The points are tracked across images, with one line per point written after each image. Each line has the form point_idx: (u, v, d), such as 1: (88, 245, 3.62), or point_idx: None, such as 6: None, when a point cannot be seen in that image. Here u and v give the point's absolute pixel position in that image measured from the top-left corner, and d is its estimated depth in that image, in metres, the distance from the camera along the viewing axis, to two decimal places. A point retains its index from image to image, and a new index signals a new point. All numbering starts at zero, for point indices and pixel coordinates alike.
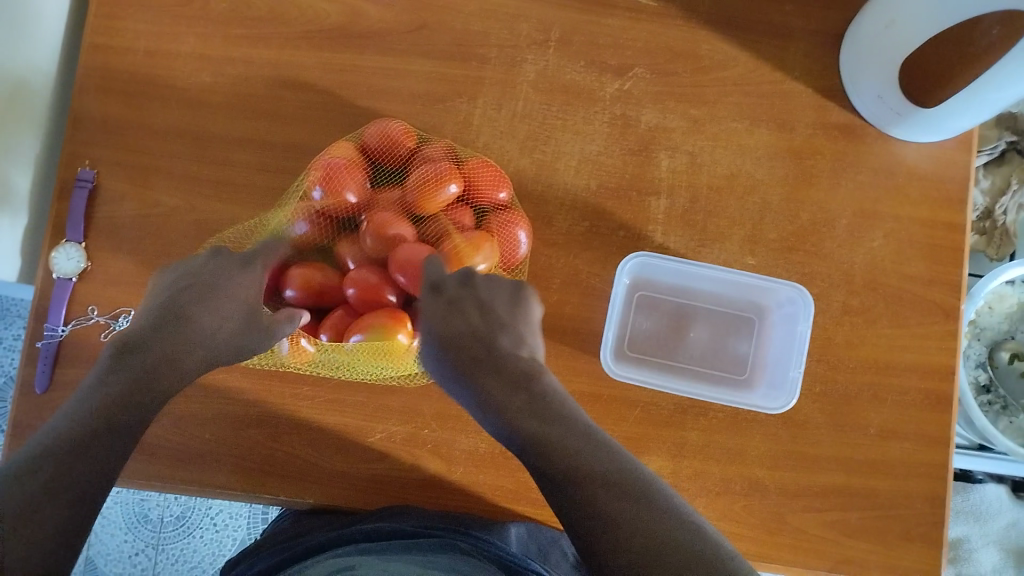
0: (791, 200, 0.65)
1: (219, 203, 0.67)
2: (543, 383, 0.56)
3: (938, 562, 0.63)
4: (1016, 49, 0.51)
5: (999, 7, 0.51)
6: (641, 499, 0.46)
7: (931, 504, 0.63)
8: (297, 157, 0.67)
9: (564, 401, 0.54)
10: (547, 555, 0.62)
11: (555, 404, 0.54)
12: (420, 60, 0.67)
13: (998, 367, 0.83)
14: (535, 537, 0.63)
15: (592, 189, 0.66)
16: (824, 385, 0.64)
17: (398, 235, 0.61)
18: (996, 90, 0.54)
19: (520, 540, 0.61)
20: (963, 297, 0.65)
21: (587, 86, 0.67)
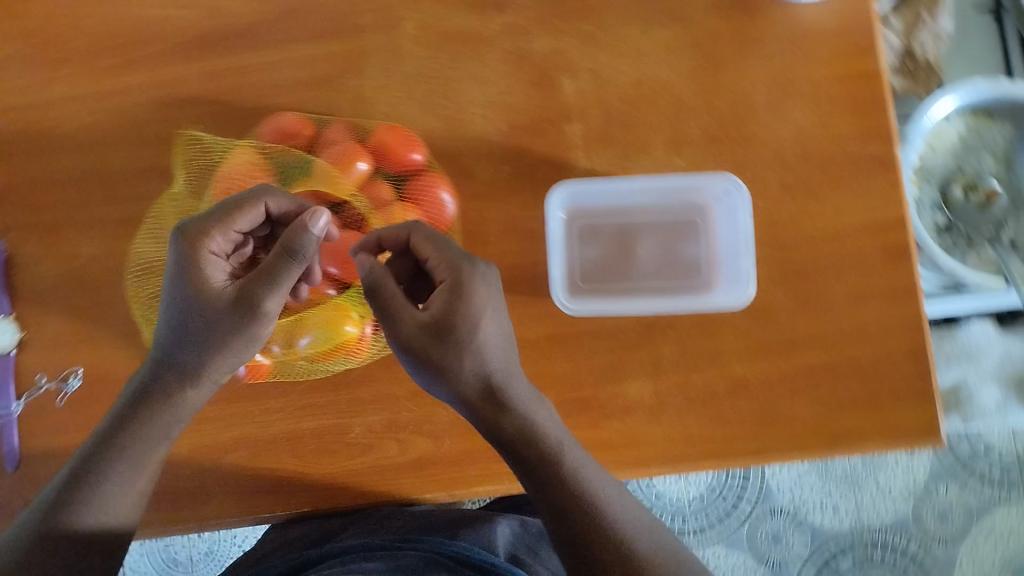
0: (702, 91, 0.64)
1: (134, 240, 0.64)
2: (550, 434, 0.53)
3: (935, 412, 0.62)
4: None
5: None
6: (614, 528, 0.52)
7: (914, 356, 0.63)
8: None
9: (567, 457, 0.53)
10: (535, 551, 0.73)
11: (564, 465, 0.53)
12: (298, 45, 0.65)
13: (955, 205, 0.82)
14: (524, 534, 0.74)
15: (503, 131, 0.64)
16: (781, 267, 0.63)
17: None
18: None
19: (509, 537, 0.72)
20: (897, 143, 0.63)
21: (472, 28, 0.65)
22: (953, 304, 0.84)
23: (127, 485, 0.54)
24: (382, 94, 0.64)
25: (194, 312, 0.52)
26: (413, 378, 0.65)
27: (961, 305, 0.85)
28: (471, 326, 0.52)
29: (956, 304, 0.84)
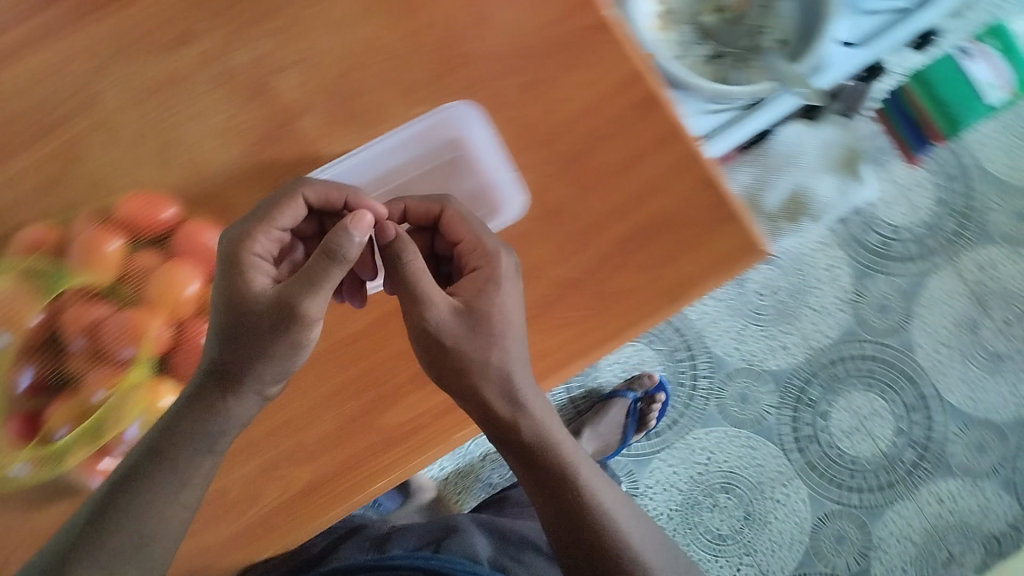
0: (407, 36, 0.64)
1: None
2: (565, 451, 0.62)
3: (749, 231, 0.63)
4: None
5: None
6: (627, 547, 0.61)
7: (703, 187, 0.63)
8: None
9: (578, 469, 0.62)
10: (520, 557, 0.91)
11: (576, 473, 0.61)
12: (12, 160, 0.63)
13: (712, 30, 0.86)
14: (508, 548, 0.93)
15: (242, 153, 0.64)
16: (549, 164, 0.64)
17: (95, 318, 0.58)
18: None
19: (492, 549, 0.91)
20: (600, 4, 0.64)
21: (168, 71, 0.64)
22: (746, 129, 0.86)
23: (161, 510, 0.56)
24: (117, 170, 0.63)
25: (244, 314, 0.54)
26: (268, 416, 0.64)
27: (749, 128, 0.87)
28: (496, 312, 0.59)
29: (747, 127, 0.87)
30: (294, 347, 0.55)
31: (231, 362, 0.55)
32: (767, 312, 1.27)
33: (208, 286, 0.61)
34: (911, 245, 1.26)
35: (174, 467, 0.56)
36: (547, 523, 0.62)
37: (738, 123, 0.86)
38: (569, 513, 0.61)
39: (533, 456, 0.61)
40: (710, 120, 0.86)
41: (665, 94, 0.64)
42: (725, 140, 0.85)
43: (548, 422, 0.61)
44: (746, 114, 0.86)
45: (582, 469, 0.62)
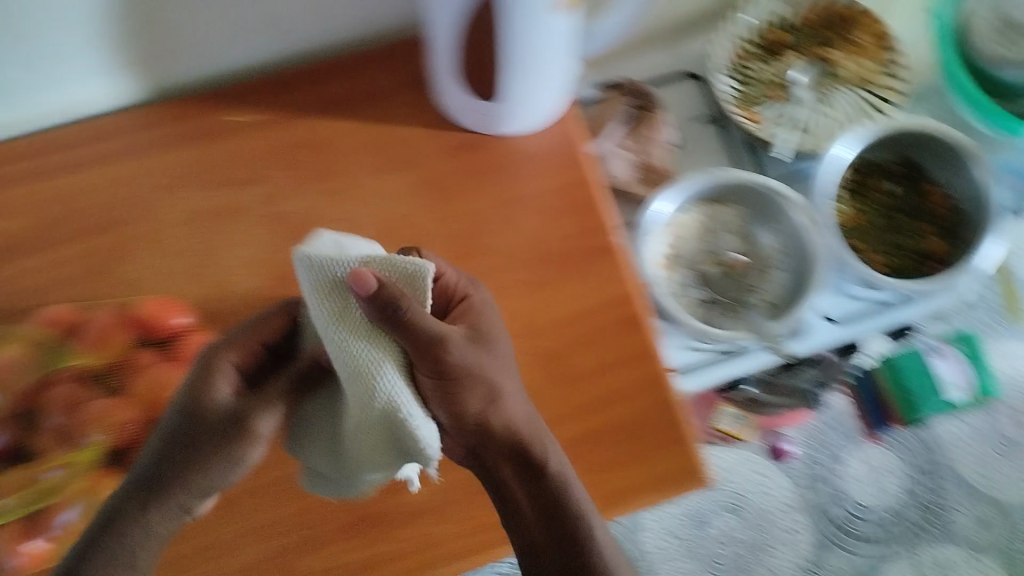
0: (444, 220, 0.74)
1: None
2: (587, 520, 0.61)
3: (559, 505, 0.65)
4: (521, 17, 0.61)
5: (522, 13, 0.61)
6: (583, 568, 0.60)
7: (677, 441, 0.67)
8: None
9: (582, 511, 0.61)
10: None
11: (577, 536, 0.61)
12: (67, 244, 0.70)
13: (711, 281, 0.88)
14: None
15: (268, 286, 0.70)
16: (530, 351, 0.69)
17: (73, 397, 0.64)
18: (536, 60, 0.66)
19: None
20: (613, 232, 0.73)
21: (229, 204, 0.73)
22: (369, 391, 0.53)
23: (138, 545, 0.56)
24: (138, 270, 0.70)
25: None
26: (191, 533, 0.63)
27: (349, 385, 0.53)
28: (488, 330, 0.59)
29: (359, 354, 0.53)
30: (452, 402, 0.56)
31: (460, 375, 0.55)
32: (724, 561, 1.27)
33: None
34: (872, 530, 1.29)
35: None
36: (558, 553, 0.61)
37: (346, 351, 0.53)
38: (549, 513, 0.61)
39: (524, 459, 0.60)
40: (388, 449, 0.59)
41: (649, 321, 0.71)
42: (691, 381, 0.86)
43: (436, 399, 0.56)
44: (720, 359, 0.86)
45: (555, 464, 0.60)
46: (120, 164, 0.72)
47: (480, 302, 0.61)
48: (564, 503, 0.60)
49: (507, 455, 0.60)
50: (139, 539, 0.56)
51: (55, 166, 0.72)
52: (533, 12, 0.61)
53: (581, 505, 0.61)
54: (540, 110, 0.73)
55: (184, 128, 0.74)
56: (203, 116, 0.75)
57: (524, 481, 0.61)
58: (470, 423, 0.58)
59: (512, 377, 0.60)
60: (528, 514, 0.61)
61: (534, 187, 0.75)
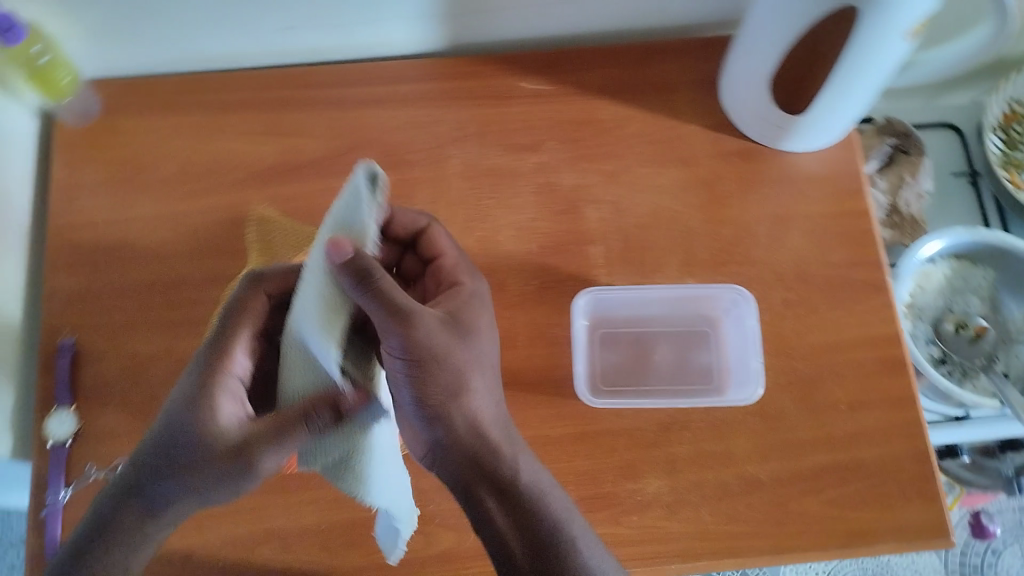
0: (711, 221, 0.72)
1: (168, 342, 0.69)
2: (526, 479, 0.55)
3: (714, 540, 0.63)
4: (870, 37, 0.60)
5: (874, 33, 0.59)
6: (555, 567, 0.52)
7: (928, 496, 0.64)
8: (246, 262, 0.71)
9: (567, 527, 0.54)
10: None
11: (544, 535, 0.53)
12: (356, 175, 0.74)
13: (948, 339, 0.84)
14: None
15: (533, 251, 0.72)
16: (786, 374, 0.67)
17: None
18: (857, 82, 0.64)
19: None
20: (883, 271, 0.71)
21: (509, 165, 0.74)
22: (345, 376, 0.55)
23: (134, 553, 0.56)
24: (416, 212, 0.73)
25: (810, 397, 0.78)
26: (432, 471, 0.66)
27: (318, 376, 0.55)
28: (477, 327, 0.59)
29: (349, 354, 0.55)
30: (451, 387, 0.55)
31: (424, 358, 0.54)
32: None
33: None
34: None
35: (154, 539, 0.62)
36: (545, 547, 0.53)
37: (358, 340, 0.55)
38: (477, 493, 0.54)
39: (491, 474, 0.54)
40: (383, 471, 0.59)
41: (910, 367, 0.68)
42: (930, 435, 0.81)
43: (409, 382, 0.54)
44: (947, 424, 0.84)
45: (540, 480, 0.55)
46: (416, 110, 0.76)
47: (470, 291, 0.62)
48: (539, 521, 0.53)
49: (473, 453, 0.55)
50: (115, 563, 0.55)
51: (357, 99, 0.76)
52: (884, 39, 0.59)
53: (560, 517, 0.54)
54: (829, 134, 0.72)
55: (477, 86, 0.77)
56: (496, 78, 0.77)
57: (506, 510, 0.54)
58: (431, 433, 0.55)
59: (485, 375, 0.57)
60: (488, 513, 0.54)
61: (810, 207, 0.73)
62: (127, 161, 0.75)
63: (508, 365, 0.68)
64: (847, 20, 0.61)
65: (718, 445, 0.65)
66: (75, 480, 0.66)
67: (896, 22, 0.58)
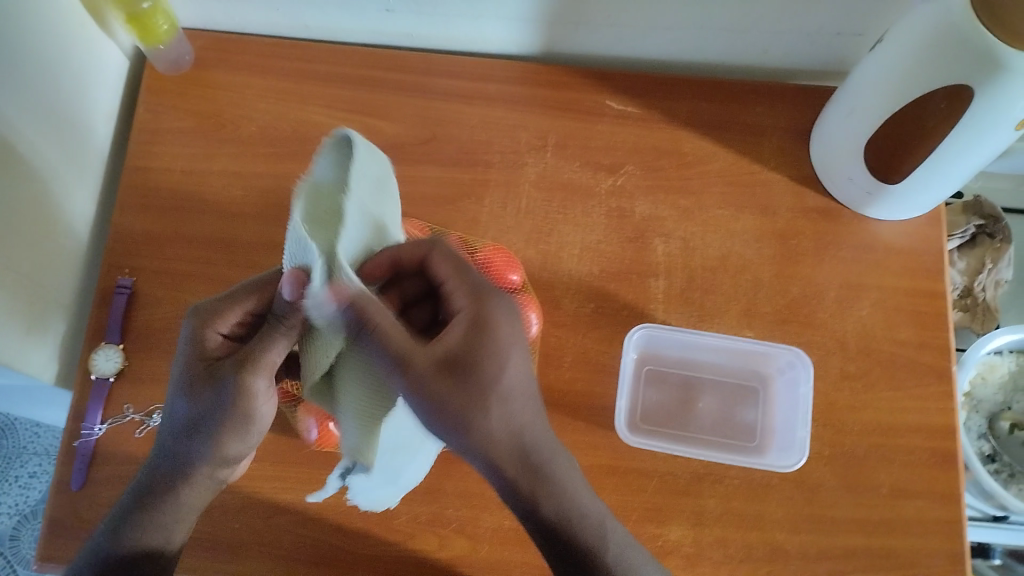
0: (780, 276, 0.70)
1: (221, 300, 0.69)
2: (568, 490, 0.52)
3: None
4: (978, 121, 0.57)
5: (983, 117, 0.57)
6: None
7: None
8: None
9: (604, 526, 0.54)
10: None
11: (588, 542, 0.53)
12: (431, 167, 0.73)
13: (1000, 437, 0.82)
14: None
15: (595, 273, 0.70)
16: (832, 447, 0.65)
17: None
18: (952, 163, 0.61)
19: None
20: (952, 358, 0.68)
21: (584, 183, 0.73)
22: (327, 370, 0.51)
23: (182, 515, 0.55)
24: (483, 215, 0.72)
25: None
26: (458, 476, 0.65)
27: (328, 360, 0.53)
28: (497, 326, 0.50)
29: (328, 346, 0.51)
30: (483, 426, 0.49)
31: (441, 392, 0.48)
32: None
33: None
34: None
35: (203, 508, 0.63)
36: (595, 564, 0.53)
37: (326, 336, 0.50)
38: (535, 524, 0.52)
39: (536, 482, 0.50)
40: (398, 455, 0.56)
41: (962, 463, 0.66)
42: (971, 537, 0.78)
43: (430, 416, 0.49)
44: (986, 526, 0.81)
45: (568, 509, 0.52)
46: (501, 112, 0.75)
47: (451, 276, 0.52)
48: (577, 540, 0.52)
49: (513, 484, 0.50)
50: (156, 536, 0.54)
51: (442, 90, 0.75)
52: (1002, 119, 0.56)
53: (598, 521, 0.53)
54: (913, 205, 0.69)
55: (564, 97, 0.75)
56: (585, 92, 0.75)
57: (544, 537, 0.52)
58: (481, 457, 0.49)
59: (516, 361, 0.50)
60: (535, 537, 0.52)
61: (886, 279, 0.70)
62: (212, 116, 0.75)
63: (550, 385, 0.67)
64: (961, 103, 0.57)
65: (749, 506, 0.64)
66: (111, 418, 0.66)
67: (1009, 113, 0.55)
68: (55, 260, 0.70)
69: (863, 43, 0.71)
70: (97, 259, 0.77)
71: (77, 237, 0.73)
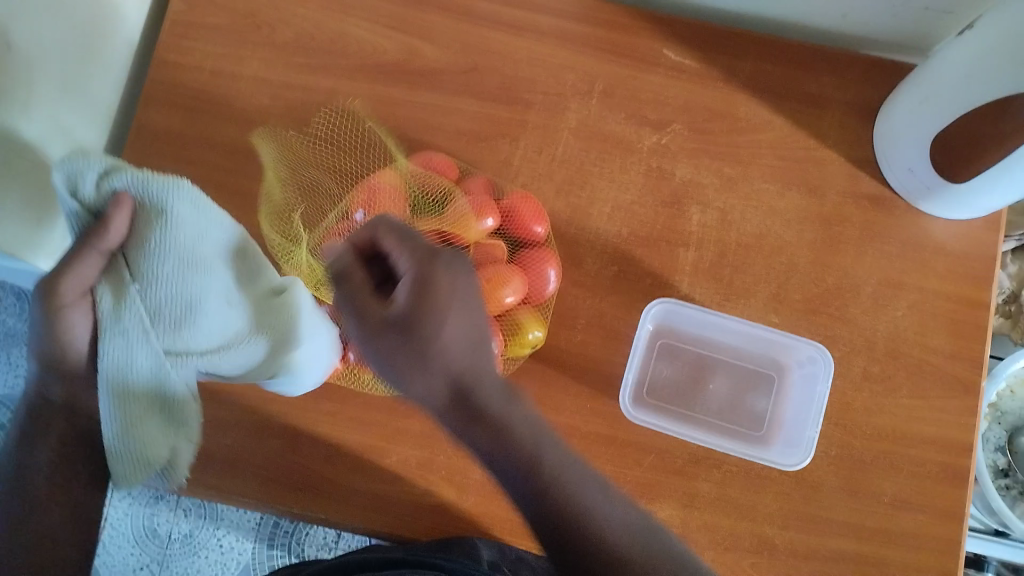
0: (816, 264, 0.66)
1: (239, 214, 0.68)
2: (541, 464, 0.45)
3: None
4: None
5: None
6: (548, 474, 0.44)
7: None
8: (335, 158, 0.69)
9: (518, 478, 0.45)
10: None
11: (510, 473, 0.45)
12: (469, 99, 0.70)
13: (1018, 452, 0.80)
14: None
15: (623, 235, 0.67)
16: (839, 448, 0.63)
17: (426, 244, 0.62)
18: (1021, 171, 0.56)
19: None
20: (983, 373, 0.65)
21: (626, 137, 0.69)
22: (192, 326, 0.47)
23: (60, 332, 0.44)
24: (515, 159, 0.69)
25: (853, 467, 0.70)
26: None
27: (200, 283, 0.47)
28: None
29: (174, 308, 0.45)
30: None
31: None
32: None
33: (521, 307, 0.64)
34: None
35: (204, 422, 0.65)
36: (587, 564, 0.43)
37: (156, 289, 0.45)
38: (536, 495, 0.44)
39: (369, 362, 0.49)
40: (299, 348, 0.55)
41: (973, 482, 0.63)
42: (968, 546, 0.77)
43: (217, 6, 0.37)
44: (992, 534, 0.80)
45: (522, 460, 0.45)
46: (550, 49, 0.70)
47: None
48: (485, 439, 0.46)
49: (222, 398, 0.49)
50: (87, 484, 0.47)
51: (491, 17, 0.71)
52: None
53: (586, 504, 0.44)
54: (975, 209, 0.64)
55: (619, 40, 0.70)
56: (642, 37, 0.70)
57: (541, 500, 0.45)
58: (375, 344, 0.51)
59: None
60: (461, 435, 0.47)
61: (929, 282, 0.66)
62: (247, 16, 0.71)
63: (560, 347, 0.66)
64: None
65: (743, 495, 0.63)
66: None
67: None
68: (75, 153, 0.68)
69: (952, 23, 0.64)
70: (119, 150, 0.75)
71: (98, 129, 0.71)
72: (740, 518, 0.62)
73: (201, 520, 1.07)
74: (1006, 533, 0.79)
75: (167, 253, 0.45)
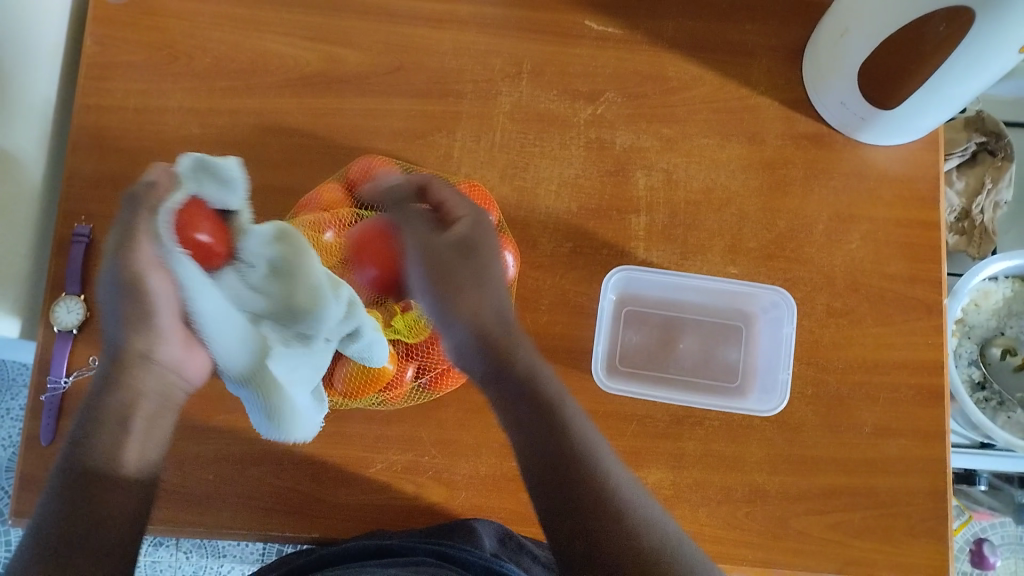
0: (766, 209, 0.67)
1: None
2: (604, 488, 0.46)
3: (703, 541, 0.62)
4: (976, 42, 0.52)
5: (984, 38, 0.52)
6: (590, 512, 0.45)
7: (935, 537, 0.62)
8: (274, 177, 0.68)
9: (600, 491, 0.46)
10: None
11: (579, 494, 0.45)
12: (400, 99, 0.69)
13: (991, 364, 0.81)
14: None
15: (573, 211, 0.67)
16: (815, 387, 0.64)
17: None
18: (951, 88, 0.57)
19: None
20: (943, 292, 0.66)
21: (562, 113, 0.69)
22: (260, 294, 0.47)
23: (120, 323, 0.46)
24: (454, 151, 0.68)
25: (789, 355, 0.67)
26: (433, 424, 0.65)
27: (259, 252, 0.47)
28: None
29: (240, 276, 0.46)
30: None
31: None
32: None
33: None
34: None
35: (184, 461, 0.64)
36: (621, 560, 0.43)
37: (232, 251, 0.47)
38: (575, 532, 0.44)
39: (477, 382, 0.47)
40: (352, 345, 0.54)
41: (948, 399, 0.64)
42: None
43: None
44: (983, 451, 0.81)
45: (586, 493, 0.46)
46: (474, 36, 0.70)
47: None
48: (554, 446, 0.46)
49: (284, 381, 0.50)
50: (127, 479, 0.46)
51: (410, 14, 0.70)
52: (1006, 46, 0.52)
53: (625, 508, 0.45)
54: (912, 133, 0.65)
55: (540, 18, 0.70)
56: (562, 12, 0.70)
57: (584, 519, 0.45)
58: None
59: None
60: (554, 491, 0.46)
61: (879, 210, 0.67)
62: (166, 48, 0.70)
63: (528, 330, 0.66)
64: (960, 28, 0.53)
65: (729, 447, 0.63)
66: (78, 369, 0.65)
67: (1008, 34, 0.51)
68: (8, 211, 0.67)
69: None
70: (54, 202, 0.74)
71: (30, 184, 0.70)
72: (729, 468, 0.63)
73: (204, 559, 1.06)
74: (990, 445, 0.80)
75: (276, 264, 0.47)
